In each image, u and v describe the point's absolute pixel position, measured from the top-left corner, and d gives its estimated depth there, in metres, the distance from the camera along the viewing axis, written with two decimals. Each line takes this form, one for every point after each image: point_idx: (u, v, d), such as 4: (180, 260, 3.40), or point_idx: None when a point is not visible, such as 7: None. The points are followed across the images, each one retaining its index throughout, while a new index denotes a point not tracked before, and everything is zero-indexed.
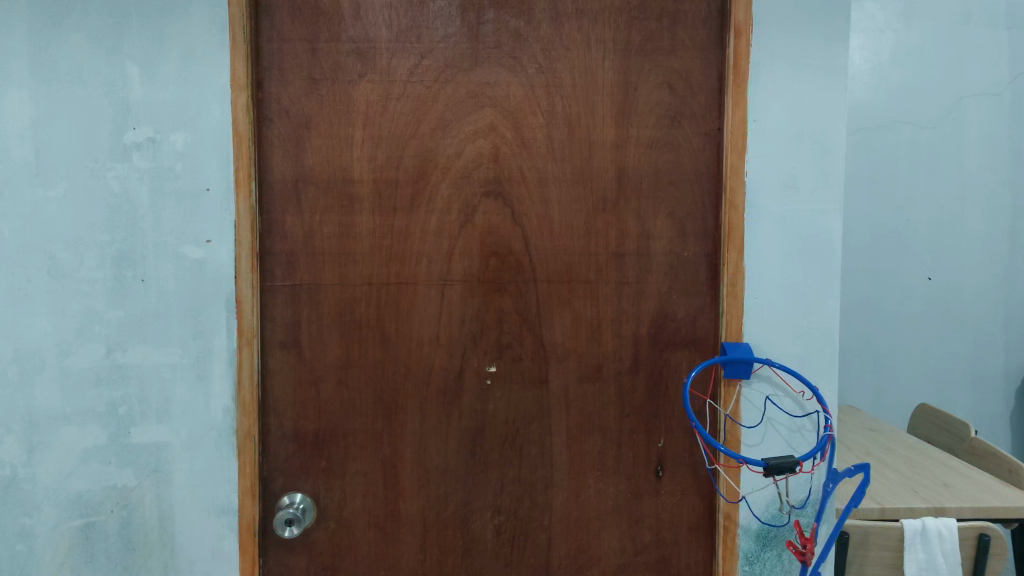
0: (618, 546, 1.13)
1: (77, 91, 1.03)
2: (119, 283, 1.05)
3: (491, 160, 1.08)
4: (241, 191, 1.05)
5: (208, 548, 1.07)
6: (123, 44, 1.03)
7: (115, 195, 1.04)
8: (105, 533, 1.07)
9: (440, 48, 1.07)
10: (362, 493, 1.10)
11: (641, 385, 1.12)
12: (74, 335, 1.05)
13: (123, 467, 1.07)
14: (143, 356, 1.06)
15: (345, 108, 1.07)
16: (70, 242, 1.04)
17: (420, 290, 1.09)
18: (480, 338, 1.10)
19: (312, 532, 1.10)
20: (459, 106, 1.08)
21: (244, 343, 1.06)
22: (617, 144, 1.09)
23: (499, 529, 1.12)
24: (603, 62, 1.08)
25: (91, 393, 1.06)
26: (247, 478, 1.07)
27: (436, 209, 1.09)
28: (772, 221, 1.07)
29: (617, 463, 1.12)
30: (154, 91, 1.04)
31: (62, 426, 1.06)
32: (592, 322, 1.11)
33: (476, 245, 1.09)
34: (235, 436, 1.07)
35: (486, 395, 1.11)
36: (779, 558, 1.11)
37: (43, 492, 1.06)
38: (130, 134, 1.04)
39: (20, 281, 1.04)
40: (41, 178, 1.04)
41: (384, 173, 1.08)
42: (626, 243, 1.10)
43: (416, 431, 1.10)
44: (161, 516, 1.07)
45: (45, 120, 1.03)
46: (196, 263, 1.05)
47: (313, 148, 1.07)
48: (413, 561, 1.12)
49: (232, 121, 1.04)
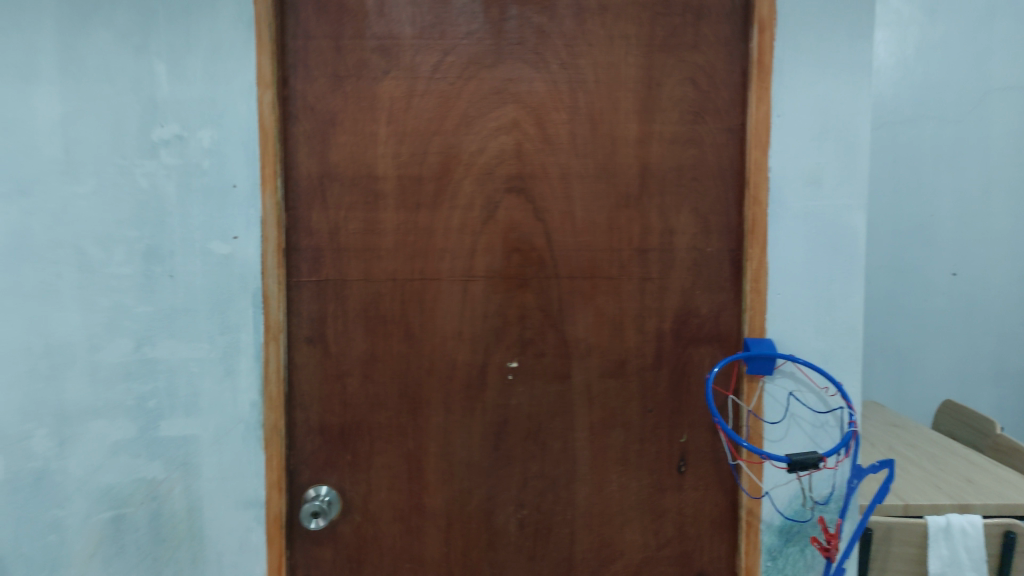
0: (640, 540, 1.13)
1: (106, 88, 1.04)
2: (148, 278, 1.06)
3: (513, 156, 1.09)
4: (267, 188, 1.06)
5: (237, 540, 1.09)
6: (151, 42, 1.04)
7: (144, 191, 1.05)
8: (135, 525, 1.09)
9: (464, 44, 1.08)
10: (387, 486, 1.11)
11: (664, 381, 1.12)
12: (104, 330, 1.07)
13: (152, 459, 1.08)
14: (172, 350, 1.07)
15: (369, 105, 1.08)
16: (99, 237, 1.05)
17: (443, 286, 1.10)
18: (503, 333, 1.11)
19: (338, 525, 1.12)
20: (483, 102, 1.08)
21: (270, 337, 1.07)
22: (641, 139, 1.09)
23: (523, 522, 1.13)
24: (627, 58, 1.08)
25: (121, 387, 1.07)
26: (275, 470, 1.08)
27: (459, 206, 1.09)
28: (795, 217, 1.07)
29: (640, 458, 1.12)
30: (182, 88, 1.05)
31: (92, 420, 1.07)
32: (614, 317, 1.11)
33: (499, 241, 1.10)
34: (262, 430, 1.08)
35: (509, 390, 1.11)
36: (802, 553, 1.11)
37: (74, 484, 1.07)
38: (158, 131, 1.05)
39: (50, 276, 1.05)
40: (70, 175, 1.05)
41: (408, 169, 1.08)
42: (649, 239, 1.10)
43: (440, 425, 1.11)
44: (190, 508, 1.09)
45: (73, 117, 1.04)
46: (224, 259, 1.06)
47: (338, 144, 1.08)
48: (437, 553, 1.12)
49: (258, 118, 1.05)
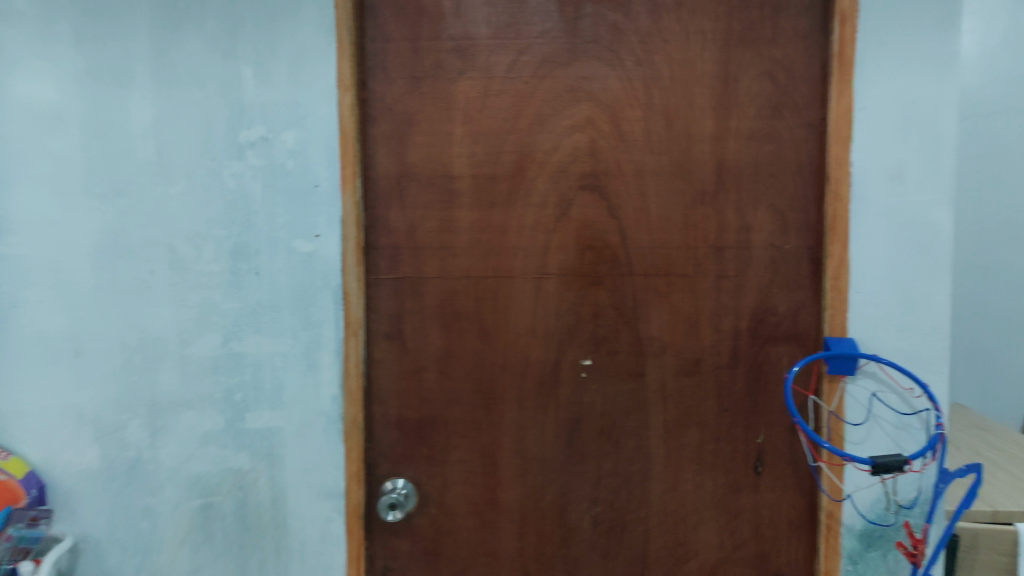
0: (716, 540, 1.13)
1: (196, 93, 1.09)
2: (235, 275, 1.10)
3: (588, 154, 1.09)
4: (347, 188, 1.09)
5: (318, 530, 1.13)
6: (238, 47, 1.08)
7: (232, 191, 1.09)
8: (223, 513, 1.14)
9: (538, 43, 1.08)
10: (462, 481, 1.13)
11: (740, 379, 1.11)
12: (194, 325, 1.11)
13: (239, 450, 1.13)
14: (258, 345, 1.11)
15: (445, 105, 1.09)
16: (189, 236, 1.10)
17: (516, 283, 1.11)
18: (576, 331, 1.11)
19: (415, 517, 1.14)
20: (557, 100, 1.09)
21: (350, 333, 1.11)
22: (717, 136, 1.08)
23: (597, 519, 1.13)
24: (702, 54, 1.08)
25: (210, 380, 1.12)
26: (354, 463, 1.12)
27: (533, 203, 1.10)
28: (878, 213, 1.04)
29: (715, 457, 1.11)
30: (267, 91, 1.08)
31: (183, 411, 1.12)
32: (689, 315, 1.10)
33: (573, 239, 1.10)
34: (342, 423, 1.12)
35: (582, 387, 1.12)
36: (885, 558, 1.08)
37: (166, 472, 1.13)
38: (245, 133, 1.09)
39: (144, 273, 1.11)
40: (163, 176, 1.10)
41: (483, 168, 1.10)
42: (725, 236, 1.09)
43: (514, 421, 1.12)
44: (275, 498, 1.13)
45: (166, 121, 1.09)
46: (306, 256, 1.09)
47: (415, 144, 1.10)
48: (512, 547, 1.14)
49: (339, 119, 1.08)
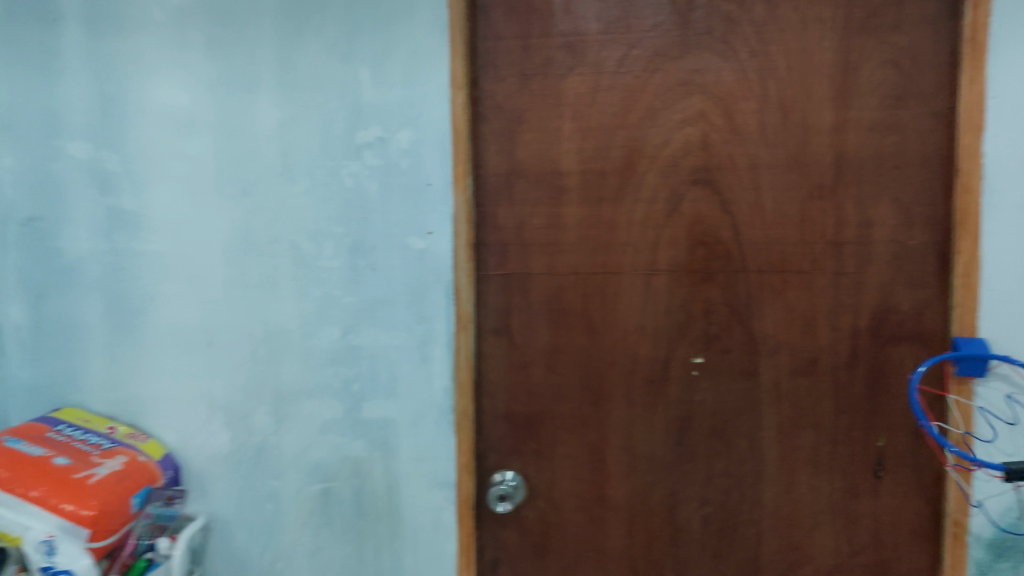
0: (832, 546, 1.09)
1: (317, 95, 1.13)
2: (353, 271, 1.14)
3: (699, 148, 1.07)
4: (459, 186, 1.11)
5: (430, 519, 1.16)
6: (357, 50, 1.12)
7: (350, 190, 1.13)
8: (341, 499, 1.18)
9: (650, 37, 1.07)
10: (570, 476, 1.14)
11: (859, 380, 1.07)
12: (315, 318, 1.16)
13: (356, 438, 1.17)
14: (374, 338, 1.15)
15: (555, 102, 1.10)
16: (311, 233, 1.15)
17: (625, 280, 1.10)
18: (687, 328, 1.10)
19: (524, 510, 1.16)
20: (668, 94, 1.07)
21: (460, 327, 1.13)
22: (836, 127, 1.05)
23: (707, 520, 1.11)
24: (821, 43, 1.04)
25: (329, 371, 1.16)
26: (464, 454, 1.14)
27: (642, 199, 1.09)
28: (1012, 205, 1.00)
29: (832, 460, 1.08)
30: (384, 92, 1.11)
31: (305, 400, 1.18)
32: (806, 314, 1.07)
33: (684, 234, 1.09)
34: (453, 415, 1.14)
35: (692, 386, 1.10)
36: (1016, 570, 1.03)
37: (289, 458, 1.19)
38: (362, 133, 1.13)
39: (269, 268, 1.17)
40: (287, 176, 1.15)
41: (592, 164, 1.10)
42: (844, 232, 1.06)
43: (623, 418, 1.12)
44: (390, 486, 1.17)
45: (289, 123, 1.14)
46: (420, 253, 1.12)
47: (524, 141, 1.11)
48: (620, 544, 1.14)
49: (450, 118, 1.10)
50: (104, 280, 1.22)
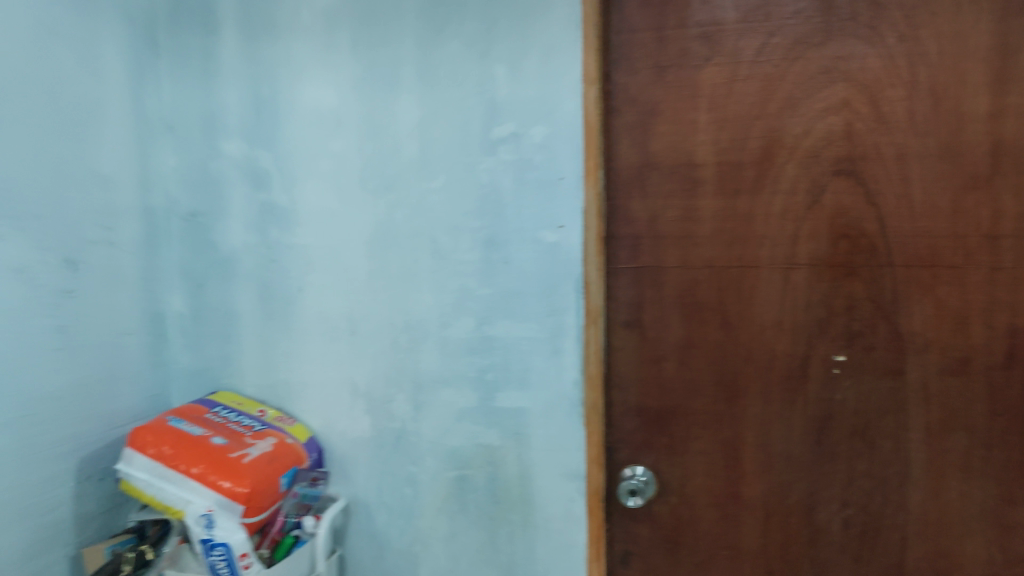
0: (984, 555, 1.03)
1: (455, 92, 1.18)
2: (488, 264, 1.18)
3: (843, 138, 1.04)
4: (590, 179, 1.11)
5: (562, 508, 1.18)
6: (493, 47, 1.15)
7: (485, 185, 1.17)
8: (475, 486, 1.22)
9: (790, 24, 1.04)
10: (703, 472, 1.13)
11: (1018, 382, 1.00)
12: (452, 309, 1.21)
13: (490, 427, 1.20)
14: (507, 330, 1.18)
15: (690, 93, 1.09)
16: (448, 227, 1.20)
17: (762, 274, 1.08)
18: (827, 324, 1.06)
19: (654, 504, 1.16)
20: (810, 82, 1.04)
21: (590, 321, 1.13)
22: (993, 114, 0.98)
23: (848, 523, 1.07)
24: (977, 24, 0.98)
25: (464, 360, 1.21)
26: (594, 446, 1.15)
27: (781, 191, 1.07)
28: None
29: (985, 465, 1.02)
30: (518, 88, 1.14)
31: (442, 388, 1.23)
32: (959, 312, 1.01)
33: (825, 227, 1.06)
34: (583, 408, 1.15)
35: (833, 384, 1.07)
36: None
37: (426, 444, 1.25)
38: (497, 129, 1.16)
39: (410, 261, 1.23)
40: (425, 173, 1.21)
41: (727, 156, 1.08)
42: (1001, 224, 0.99)
43: (758, 415, 1.10)
44: (522, 475, 1.19)
45: (428, 120, 1.20)
46: (552, 246, 1.14)
47: (657, 133, 1.11)
48: (754, 544, 1.12)
49: (582, 111, 1.11)
50: (255, 270, 1.39)
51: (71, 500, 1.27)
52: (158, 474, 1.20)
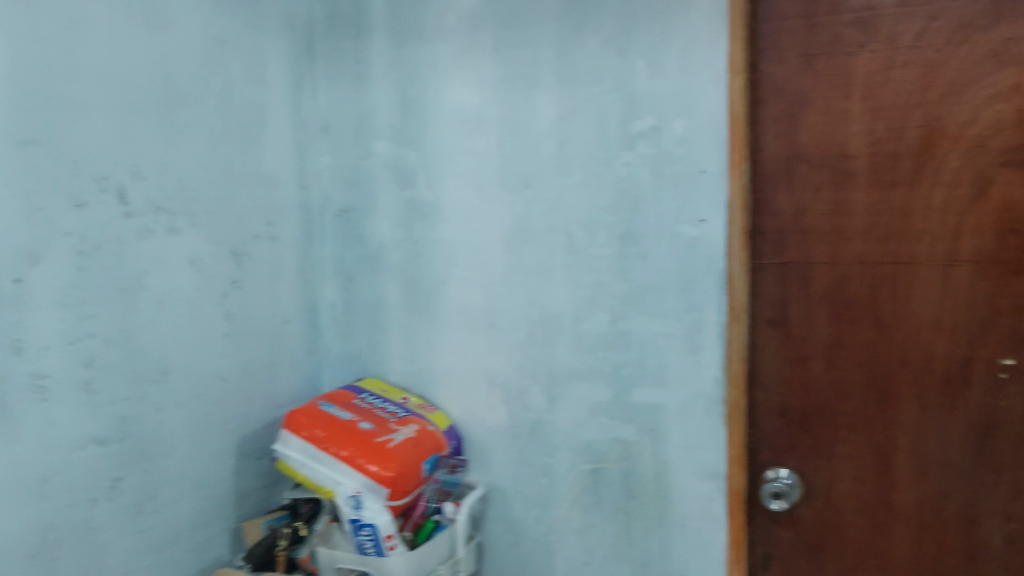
0: None
1: (596, 89, 1.37)
2: (625, 258, 1.37)
3: (1013, 125, 1.11)
4: (735, 171, 1.26)
5: (699, 505, 1.34)
6: (633, 43, 1.33)
7: (624, 179, 1.35)
8: (611, 481, 1.41)
9: (955, 8, 1.12)
10: (851, 477, 1.26)
11: None
12: (587, 304, 1.41)
13: (626, 424, 1.39)
14: (643, 325, 1.36)
15: (844, 82, 1.20)
16: (586, 223, 1.40)
17: (921, 271, 1.18)
18: (990, 327, 1.15)
19: (798, 509, 1.30)
20: (974, 69, 1.12)
21: (734, 318, 1.28)
22: None
23: (1010, 537, 1.17)
24: None
25: (599, 356, 1.41)
26: (736, 447, 1.30)
27: (943, 182, 1.15)
28: None
29: None
30: (659, 82, 1.31)
31: (577, 381, 1.43)
32: None
33: (991, 220, 1.14)
34: (724, 406, 1.31)
35: (999, 389, 1.16)
36: None
37: (562, 436, 1.46)
38: (637, 123, 1.34)
39: (547, 254, 1.45)
40: (563, 168, 1.41)
41: (884, 146, 1.18)
42: None
43: (914, 420, 1.21)
44: (658, 472, 1.37)
45: (568, 116, 1.40)
46: (691, 241, 1.30)
47: (808, 124, 1.23)
48: (906, 553, 1.24)
49: (728, 103, 1.26)
50: (401, 264, 1.63)
51: (252, 464, 1.56)
52: (312, 455, 1.41)
